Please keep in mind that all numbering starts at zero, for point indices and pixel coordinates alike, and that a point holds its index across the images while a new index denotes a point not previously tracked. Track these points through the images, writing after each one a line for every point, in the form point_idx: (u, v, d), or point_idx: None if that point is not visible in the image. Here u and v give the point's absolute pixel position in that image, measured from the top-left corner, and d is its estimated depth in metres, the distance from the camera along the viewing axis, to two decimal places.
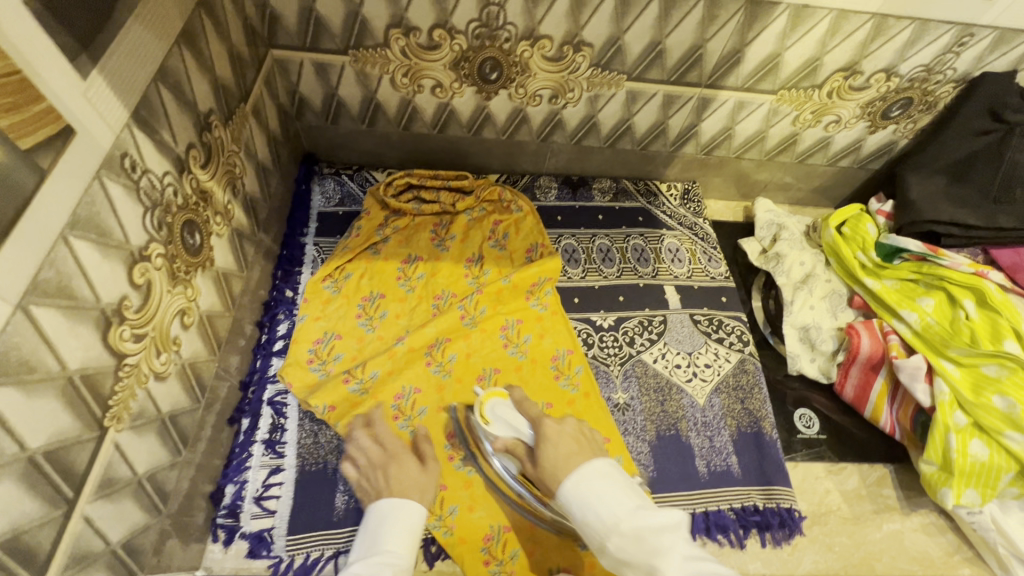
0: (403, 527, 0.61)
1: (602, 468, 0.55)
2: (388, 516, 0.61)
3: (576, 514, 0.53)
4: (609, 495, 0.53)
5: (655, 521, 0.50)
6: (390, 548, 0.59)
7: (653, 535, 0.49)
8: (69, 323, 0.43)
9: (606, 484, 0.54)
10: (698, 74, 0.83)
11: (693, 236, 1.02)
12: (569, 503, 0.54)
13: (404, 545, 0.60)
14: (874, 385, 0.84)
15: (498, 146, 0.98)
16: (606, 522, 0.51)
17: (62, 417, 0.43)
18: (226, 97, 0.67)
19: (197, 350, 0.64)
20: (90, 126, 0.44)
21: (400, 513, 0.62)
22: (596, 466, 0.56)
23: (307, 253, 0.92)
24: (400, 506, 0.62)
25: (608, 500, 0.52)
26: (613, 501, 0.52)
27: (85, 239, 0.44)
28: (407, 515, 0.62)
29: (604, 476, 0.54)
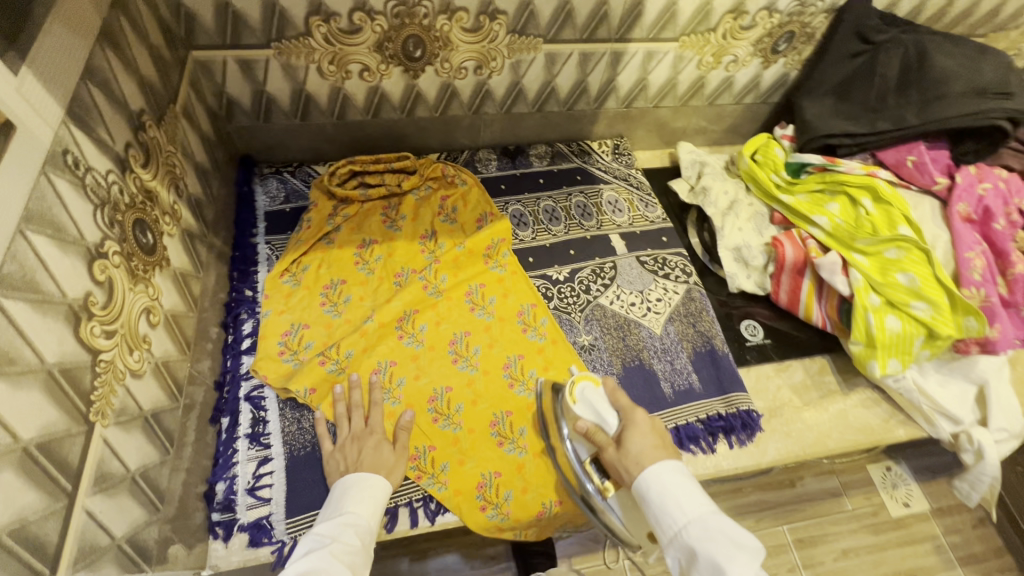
0: (365, 496, 0.68)
1: (683, 472, 0.64)
2: (351, 486, 0.69)
3: (655, 502, 0.62)
4: (689, 496, 0.61)
5: (731, 533, 0.57)
6: (353, 510, 0.67)
7: (726, 539, 0.57)
8: (39, 316, 0.44)
9: (686, 483, 0.63)
10: (607, 30, 0.90)
11: (628, 186, 1.09)
12: (647, 489, 0.63)
13: (366, 509, 0.67)
14: (802, 286, 0.94)
15: (433, 124, 1.02)
16: (683, 516, 0.60)
17: (48, 409, 0.44)
18: (156, 98, 0.67)
19: (168, 350, 0.65)
20: (30, 123, 0.44)
21: (363, 483, 0.69)
22: (672, 462, 0.65)
23: (260, 252, 0.91)
24: (363, 478, 0.70)
25: (687, 499, 0.61)
26: (692, 500, 0.61)
27: (41, 233, 0.45)
28: (368, 486, 0.69)
29: (688, 480, 0.63)
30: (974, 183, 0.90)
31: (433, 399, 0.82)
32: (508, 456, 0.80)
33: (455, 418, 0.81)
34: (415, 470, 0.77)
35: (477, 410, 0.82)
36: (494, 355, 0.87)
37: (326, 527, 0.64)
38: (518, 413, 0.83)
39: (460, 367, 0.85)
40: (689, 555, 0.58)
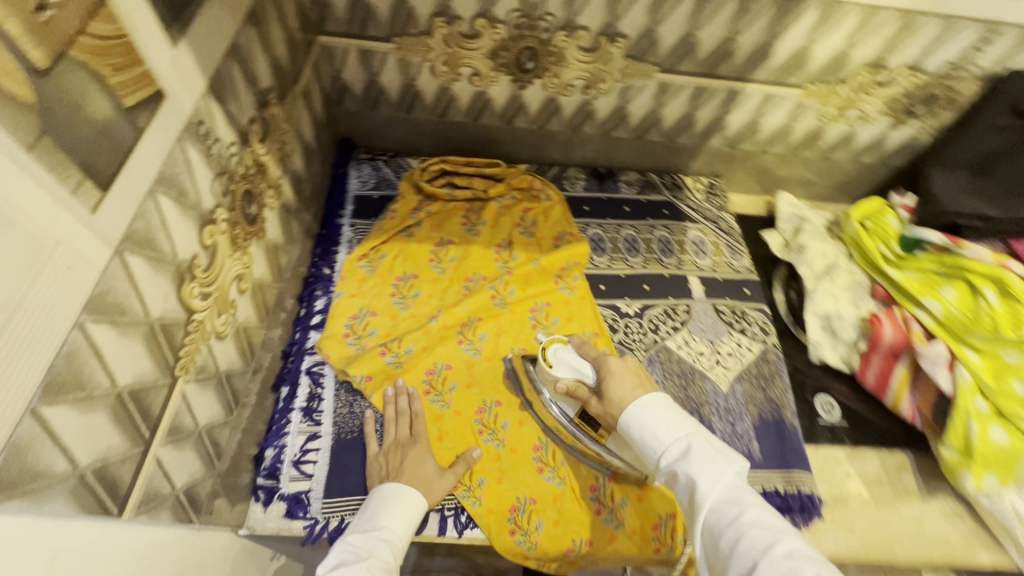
0: (400, 513, 0.65)
1: (660, 397, 0.58)
2: (388, 501, 0.66)
3: (635, 433, 0.57)
4: (667, 421, 0.56)
5: (708, 448, 0.52)
6: (387, 525, 0.64)
7: (707, 456, 0.52)
8: (153, 273, 0.46)
9: (667, 410, 0.57)
10: (728, 67, 0.86)
11: (717, 230, 1.04)
12: (629, 425, 0.58)
13: (401, 525, 0.64)
14: (894, 373, 0.86)
15: (530, 135, 1.01)
16: (662, 441, 0.55)
17: (144, 360, 0.47)
18: (283, 77, 0.71)
19: (249, 315, 0.68)
20: (176, 93, 0.47)
21: (399, 498, 0.66)
22: (654, 395, 0.59)
23: (344, 233, 0.94)
24: (400, 491, 0.67)
25: (669, 423, 0.56)
26: (672, 423, 0.56)
27: (168, 196, 0.47)
28: (404, 501, 0.66)
29: (670, 406, 0.58)
30: None
31: (481, 410, 0.81)
32: (546, 485, 0.77)
33: (499, 434, 0.80)
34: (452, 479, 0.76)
35: (522, 431, 0.81)
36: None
37: (362, 540, 0.62)
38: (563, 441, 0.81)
39: (512, 383, 0.84)
40: (672, 476, 0.54)
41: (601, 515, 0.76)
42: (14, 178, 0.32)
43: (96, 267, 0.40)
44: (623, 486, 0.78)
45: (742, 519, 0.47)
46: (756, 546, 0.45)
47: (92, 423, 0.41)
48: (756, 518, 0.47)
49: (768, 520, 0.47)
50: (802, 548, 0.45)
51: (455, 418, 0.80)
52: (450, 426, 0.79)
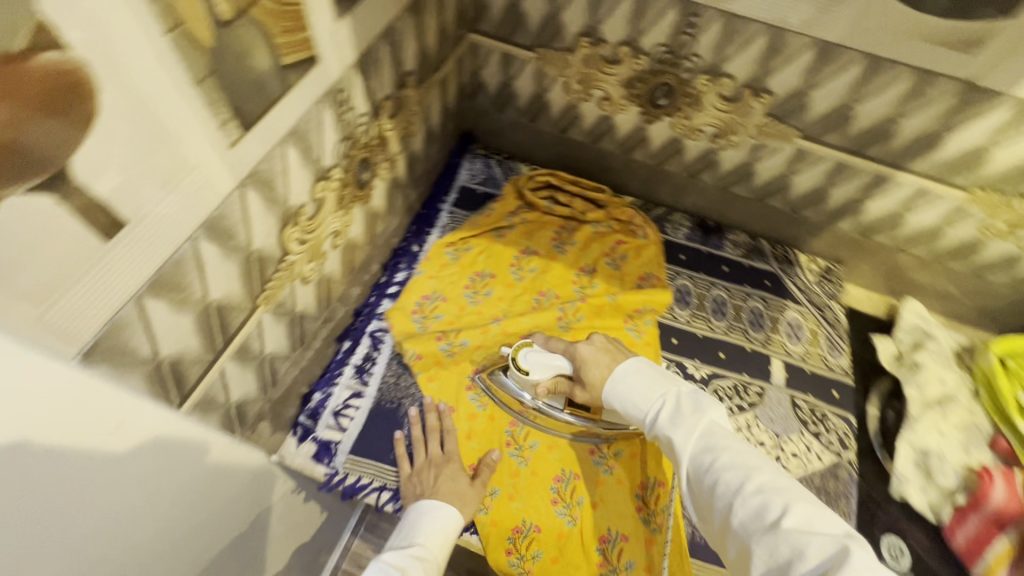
0: (437, 530, 0.64)
1: (634, 365, 0.61)
2: (423, 520, 0.65)
3: (618, 403, 0.60)
4: (643, 387, 0.58)
5: (684, 405, 0.55)
6: (423, 542, 0.62)
7: (683, 414, 0.55)
8: (264, 210, 0.52)
9: (641, 376, 0.60)
10: (881, 149, 0.78)
11: (819, 318, 0.94)
12: (612, 396, 0.61)
13: (436, 546, 0.63)
14: (993, 544, 0.72)
15: (644, 170, 0.99)
16: (642, 408, 0.58)
17: (235, 283, 0.52)
18: (426, 64, 0.76)
19: (335, 269, 0.74)
20: (327, 60, 0.53)
21: (433, 514, 0.66)
22: (629, 362, 0.62)
23: (440, 218, 0.99)
24: (435, 509, 0.66)
25: (642, 387, 0.59)
26: (643, 386, 0.59)
27: (295, 148, 0.53)
28: (440, 519, 0.65)
29: (643, 369, 0.61)
30: None
31: (515, 423, 0.81)
32: (556, 519, 0.75)
33: (525, 453, 0.79)
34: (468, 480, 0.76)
35: (548, 458, 0.79)
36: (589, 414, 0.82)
37: (396, 556, 0.59)
38: (585, 480, 0.78)
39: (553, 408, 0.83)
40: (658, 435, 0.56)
41: (603, 571, 0.72)
42: (174, 104, 0.38)
43: (220, 193, 0.45)
44: (633, 549, 0.73)
45: (715, 463, 0.50)
46: (731, 488, 0.48)
47: (179, 324, 0.47)
48: (731, 458, 0.49)
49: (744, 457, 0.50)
50: (773, 482, 0.47)
51: (487, 422, 0.81)
52: (480, 428, 0.80)
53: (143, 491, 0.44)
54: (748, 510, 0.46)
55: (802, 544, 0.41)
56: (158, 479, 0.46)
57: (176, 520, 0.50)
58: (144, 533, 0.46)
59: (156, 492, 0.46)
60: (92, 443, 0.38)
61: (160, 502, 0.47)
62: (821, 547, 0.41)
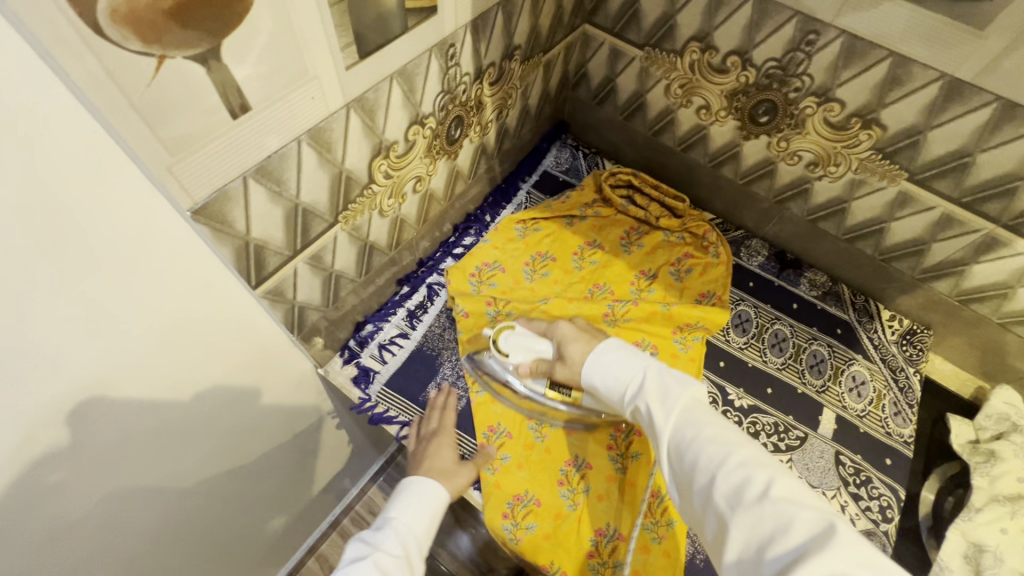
0: (420, 507, 0.65)
1: (612, 343, 0.63)
2: (407, 497, 0.66)
3: (596, 382, 0.62)
4: (620, 364, 0.61)
5: (662, 381, 0.57)
6: (398, 515, 0.63)
7: (662, 389, 0.56)
8: (361, 136, 0.59)
9: (621, 353, 0.62)
10: (1000, 207, 0.71)
11: (889, 379, 0.86)
12: (590, 376, 0.63)
13: (411, 516, 0.64)
14: None
15: (730, 188, 0.97)
16: (620, 384, 0.60)
17: (323, 193, 0.59)
18: (534, 42, 0.80)
19: (411, 212, 0.80)
20: (444, 14, 0.58)
21: (418, 491, 0.67)
22: (606, 340, 0.64)
23: (517, 195, 1.04)
24: (422, 487, 0.67)
25: (623, 362, 0.61)
26: (622, 360, 0.61)
27: (399, 86, 0.59)
28: (425, 496, 0.67)
29: (624, 346, 0.63)
30: None
31: None
32: (558, 499, 0.76)
33: (544, 430, 0.80)
34: (484, 439, 0.78)
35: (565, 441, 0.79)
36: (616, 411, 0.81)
37: (372, 532, 0.61)
38: (598, 472, 0.77)
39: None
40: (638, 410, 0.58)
41: (590, 561, 0.72)
42: (308, 16, 0.44)
43: (330, 108, 0.52)
44: (626, 549, 0.72)
45: (696, 437, 0.51)
46: (713, 462, 0.49)
47: (271, 213, 0.54)
48: (713, 435, 0.50)
49: (725, 433, 0.51)
50: (755, 457, 0.48)
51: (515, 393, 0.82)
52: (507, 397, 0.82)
53: (194, 344, 0.54)
54: (731, 483, 0.47)
55: (788, 516, 0.42)
56: (211, 339, 0.56)
57: (220, 381, 0.61)
58: (192, 382, 0.56)
59: (206, 350, 0.56)
60: (172, 289, 0.48)
61: (210, 359, 0.57)
62: (808, 525, 0.42)
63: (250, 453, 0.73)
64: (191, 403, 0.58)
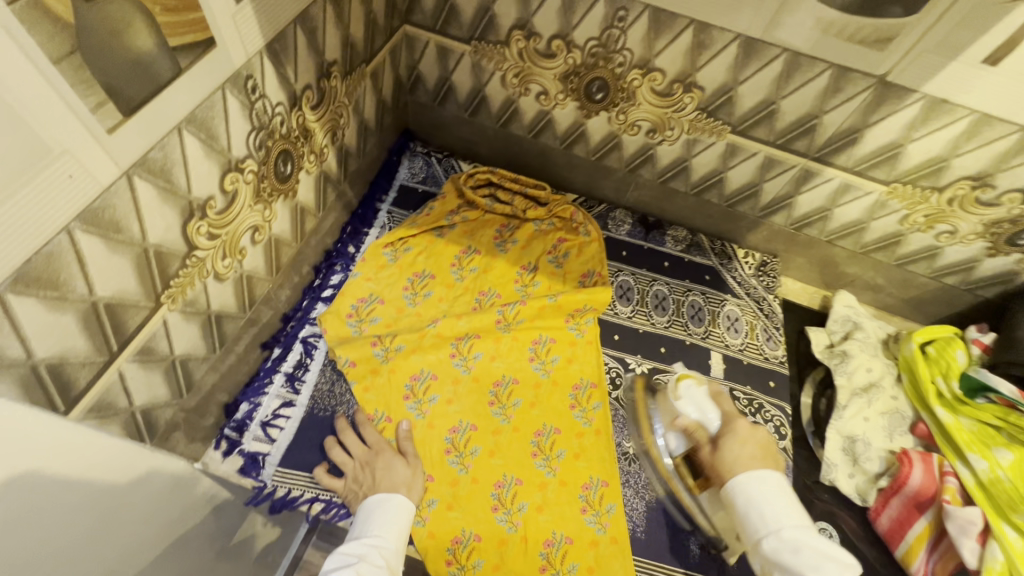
0: (396, 518, 0.63)
1: (773, 479, 0.52)
2: (381, 511, 0.63)
3: (739, 506, 0.52)
4: (774, 505, 0.50)
5: (819, 544, 0.47)
6: (378, 533, 0.60)
7: (817, 557, 0.45)
8: (159, 201, 0.49)
9: (781, 495, 0.51)
10: (807, 143, 0.79)
11: (757, 311, 0.96)
12: (735, 495, 0.52)
13: (393, 533, 0.61)
14: (915, 524, 0.74)
15: (586, 166, 0.99)
16: (766, 523, 0.49)
17: (129, 280, 0.49)
18: (352, 54, 0.73)
19: (257, 266, 0.70)
20: (228, 44, 0.50)
21: (392, 503, 0.64)
22: (771, 474, 0.52)
23: (378, 217, 0.97)
24: (396, 501, 0.64)
25: (784, 507, 0.50)
26: (786, 506, 0.50)
27: (194, 136, 0.50)
28: (400, 509, 0.64)
29: (784, 488, 0.52)
30: None
31: (455, 429, 0.79)
32: (496, 526, 0.73)
33: (466, 459, 0.77)
34: None
35: (489, 463, 0.77)
36: (530, 416, 0.81)
37: (351, 547, 0.57)
38: (528, 485, 0.76)
39: (493, 412, 0.81)
40: (773, 568, 0.48)
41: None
42: (27, 82, 0.34)
43: (101, 183, 0.42)
44: (576, 550, 0.73)
45: None
46: None
47: (58, 322, 0.43)
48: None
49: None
50: None
51: (426, 430, 0.79)
52: (419, 437, 0.78)
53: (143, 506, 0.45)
54: None
55: None
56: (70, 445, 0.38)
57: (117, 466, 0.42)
58: None
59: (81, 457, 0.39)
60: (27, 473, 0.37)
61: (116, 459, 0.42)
62: None
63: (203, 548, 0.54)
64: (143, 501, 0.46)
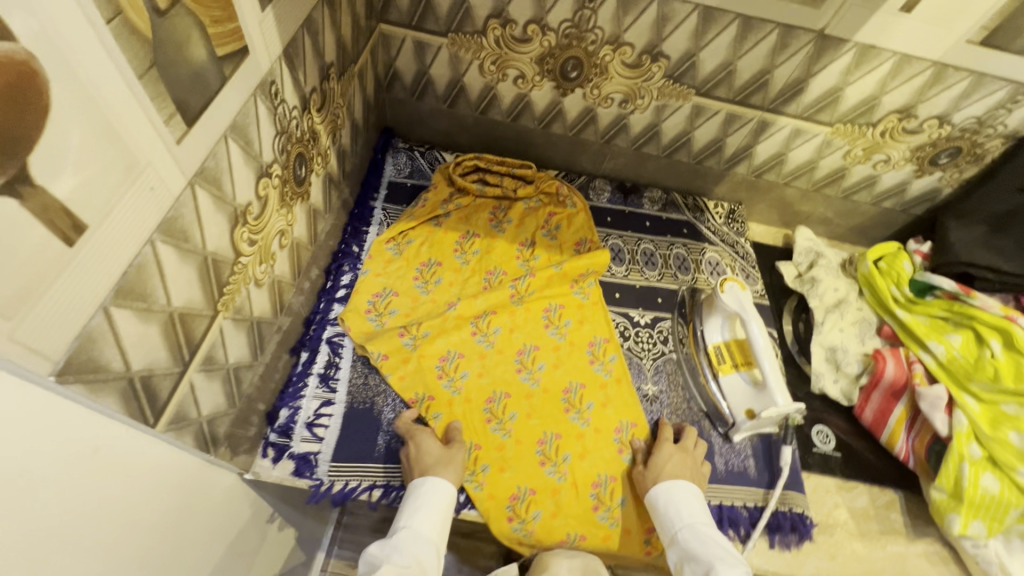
0: (429, 507, 0.69)
1: (683, 482, 0.75)
2: (417, 501, 0.69)
3: (659, 531, 0.72)
4: (683, 501, 0.72)
5: (713, 544, 0.67)
6: (406, 525, 0.67)
7: (714, 551, 0.66)
8: (214, 210, 0.51)
9: (687, 495, 0.73)
10: (762, 97, 0.90)
11: (733, 254, 1.06)
12: (656, 499, 0.74)
13: (420, 521, 0.68)
14: (893, 411, 0.87)
15: (564, 142, 1.06)
16: (678, 520, 0.71)
17: (195, 288, 0.51)
18: (344, 55, 0.76)
19: (284, 271, 0.72)
20: (256, 51, 0.52)
21: (424, 493, 0.70)
22: (685, 480, 0.76)
23: (375, 215, 1.00)
24: (429, 490, 0.70)
25: (689, 509, 0.71)
26: (689, 503, 0.72)
27: (236, 143, 0.52)
28: (434, 497, 0.70)
29: (688, 490, 0.74)
30: None
31: (491, 400, 0.84)
32: (547, 478, 0.79)
33: (506, 425, 0.82)
34: None
35: (529, 424, 0.82)
36: (557, 376, 0.87)
37: (378, 550, 0.64)
38: (567, 437, 0.82)
39: (522, 378, 0.86)
40: (684, 557, 0.68)
41: (598, 513, 0.78)
42: (118, 98, 0.36)
43: (173, 192, 0.44)
44: (622, 485, 0.80)
45: (705, 546, 0.67)
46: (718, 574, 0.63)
47: (146, 333, 0.45)
48: None
49: None
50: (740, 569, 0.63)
51: (465, 404, 0.83)
52: (460, 412, 0.82)
53: (112, 512, 0.44)
54: None
55: None
56: (68, 431, 0.38)
57: (113, 459, 0.43)
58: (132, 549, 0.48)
59: (59, 463, 0.37)
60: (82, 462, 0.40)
61: (96, 463, 0.42)
62: None
63: (160, 543, 0.52)
64: (111, 510, 0.44)
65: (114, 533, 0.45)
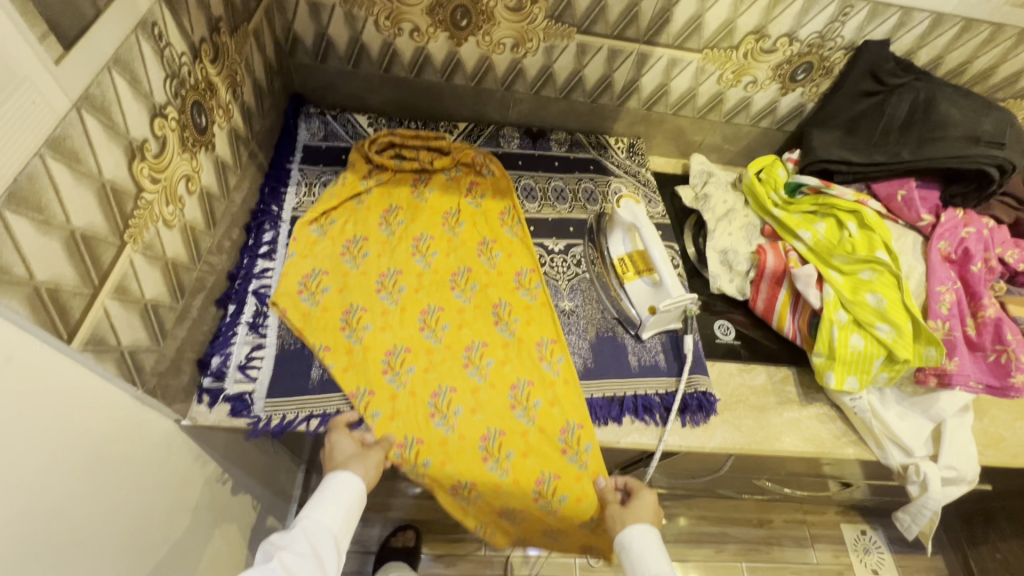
0: (335, 502, 0.76)
1: (650, 532, 0.79)
2: (324, 493, 0.76)
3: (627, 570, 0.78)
4: (651, 550, 0.77)
5: None
6: (310, 514, 0.74)
7: None
8: (106, 138, 0.55)
9: (655, 544, 0.78)
10: (635, 30, 0.99)
11: (636, 183, 1.16)
12: (627, 541, 0.79)
13: (324, 511, 0.74)
14: (778, 296, 0.99)
15: (468, 93, 1.12)
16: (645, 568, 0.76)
17: (96, 213, 0.54)
18: (233, 11, 0.79)
19: (196, 218, 0.75)
20: None
21: (331, 485, 0.76)
22: (651, 529, 0.80)
23: (292, 176, 1.03)
24: (339, 482, 0.76)
25: (655, 558, 0.77)
26: (655, 552, 0.78)
27: (122, 76, 0.56)
28: (341, 491, 0.76)
29: (655, 536, 0.79)
30: (959, 226, 0.94)
31: (436, 394, 0.85)
32: (489, 473, 0.81)
33: (451, 420, 0.83)
34: (399, 458, 0.80)
35: (473, 420, 0.84)
36: (504, 372, 0.88)
37: (280, 537, 0.71)
38: (511, 435, 0.84)
39: (469, 373, 0.87)
40: None
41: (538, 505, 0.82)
42: None
43: (58, 112, 0.48)
44: (565, 483, 0.82)
45: None
46: None
47: (47, 247, 0.49)
48: None
49: None
50: None
51: (409, 398, 0.84)
52: (403, 405, 0.83)
53: (24, 415, 0.47)
54: None
55: None
56: None
57: (23, 365, 0.47)
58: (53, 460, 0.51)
59: None
60: None
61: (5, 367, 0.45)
62: None
63: (86, 461, 0.56)
64: (29, 415, 0.48)
65: (22, 437, 0.47)
